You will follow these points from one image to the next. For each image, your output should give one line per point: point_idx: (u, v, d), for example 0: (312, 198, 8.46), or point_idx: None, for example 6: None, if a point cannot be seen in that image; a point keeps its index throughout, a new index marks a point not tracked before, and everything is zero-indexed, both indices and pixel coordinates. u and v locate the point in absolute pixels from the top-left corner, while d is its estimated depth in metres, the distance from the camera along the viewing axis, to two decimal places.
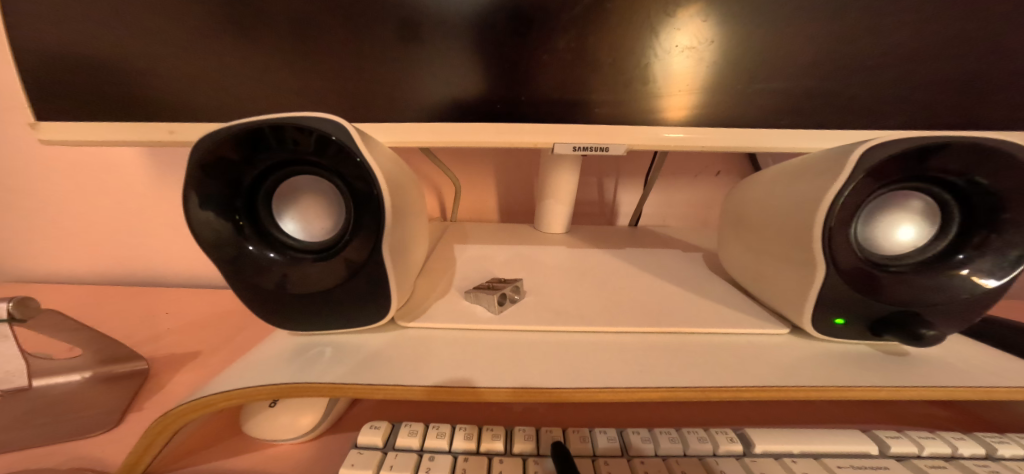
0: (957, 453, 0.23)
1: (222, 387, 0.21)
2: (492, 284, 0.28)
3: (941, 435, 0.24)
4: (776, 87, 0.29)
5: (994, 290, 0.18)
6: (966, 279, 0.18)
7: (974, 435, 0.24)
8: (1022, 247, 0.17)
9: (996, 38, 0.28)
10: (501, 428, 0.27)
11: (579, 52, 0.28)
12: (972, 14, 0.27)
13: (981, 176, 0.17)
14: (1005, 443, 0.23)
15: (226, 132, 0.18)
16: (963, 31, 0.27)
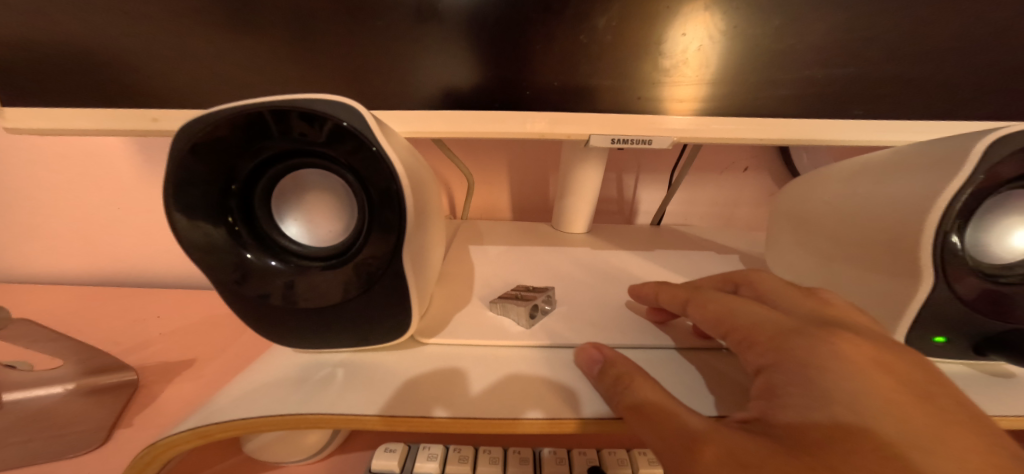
0: None
1: (223, 411, 0.18)
2: (520, 293, 0.25)
3: None
4: (845, 74, 0.26)
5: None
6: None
7: None
8: None
9: None
10: (529, 450, 0.24)
11: (619, 33, 0.25)
12: None
13: None
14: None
15: (220, 115, 0.15)
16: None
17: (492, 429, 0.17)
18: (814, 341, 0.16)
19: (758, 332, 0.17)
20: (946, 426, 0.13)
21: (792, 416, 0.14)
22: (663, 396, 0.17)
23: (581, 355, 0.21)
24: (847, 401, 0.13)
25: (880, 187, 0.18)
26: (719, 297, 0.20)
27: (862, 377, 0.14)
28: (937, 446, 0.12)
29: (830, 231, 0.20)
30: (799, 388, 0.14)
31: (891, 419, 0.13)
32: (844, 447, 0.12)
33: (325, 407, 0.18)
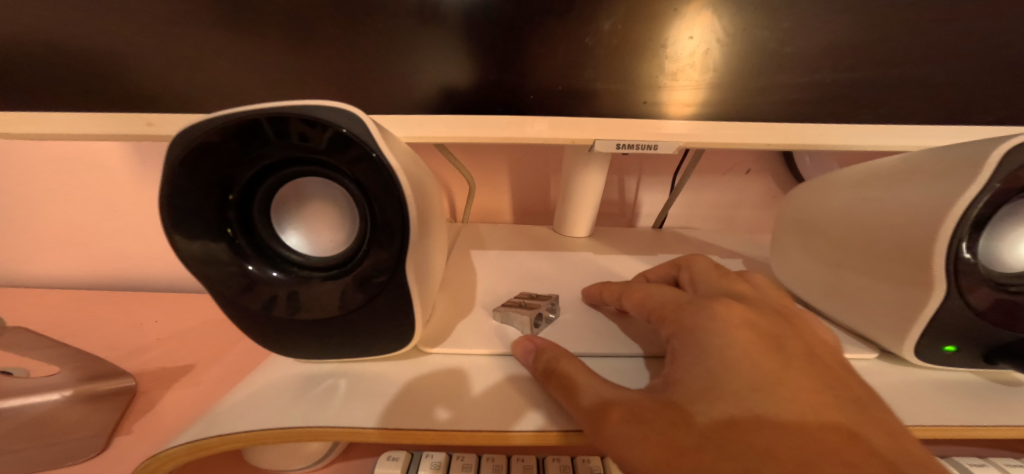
0: None
1: (224, 423, 0.18)
2: (524, 301, 0.25)
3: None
4: (851, 78, 0.26)
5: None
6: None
7: None
8: None
9: None
10: (532, 458, 0.24)
11: (625, 36, 0.25)
12: None
13: None
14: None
15: (216, 123, 0.14)
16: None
17: (499, 441, 0.17)
18: (704, 314, 0.18)
19: (667, 308, 0.21)
20: (800, 369, 0.16)
21: (686, 374, 0.16)
22: (587, 374, 0.18)
23: (517, 349, 0.21)
24: (720, 354, 0.16)
25: (891, 195, 0.18)
26: (642, 287, 0.23)
27: (737, 335, 0.17)
28: (785, 383, 0.15)
29: (838, 238, 0.20)
30: (690, 350, 0.17)
31: (751, 363, 0.16)
32: (717, 391, 0.15)
33: (329, 418, 0.18)
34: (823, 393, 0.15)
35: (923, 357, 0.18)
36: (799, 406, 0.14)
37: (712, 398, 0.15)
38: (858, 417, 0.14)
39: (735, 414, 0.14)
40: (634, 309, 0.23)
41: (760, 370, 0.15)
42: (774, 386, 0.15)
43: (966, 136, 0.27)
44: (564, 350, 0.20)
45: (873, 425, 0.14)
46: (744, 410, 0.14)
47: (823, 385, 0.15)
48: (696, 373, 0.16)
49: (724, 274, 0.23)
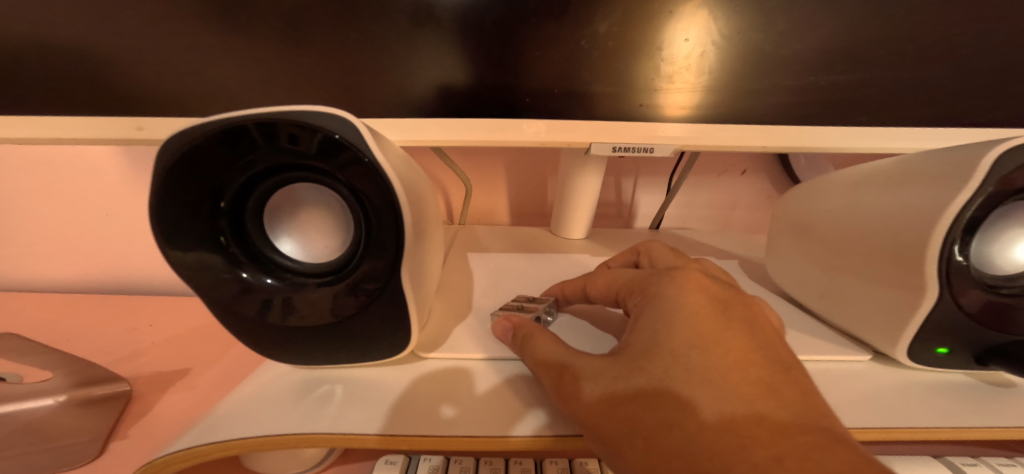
0: None
1: (219, 430, 0.18)
2: (522, 305, 0.25)
3: None
4: (844, 81, 0.26)
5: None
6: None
7: None
8: None
9: None
10: (530, 461, 0.24)
11: (621, 38, 0.25)
12: None
13: None
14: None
15: (204, 129, 0.14)
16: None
17: (499, 447, 0.17)
18: (666, 282, 0.19)
19: (632, 284, 0.21)
20: (741, 331, 0.17)
21: (637, 339, 0.17)
22: (557, 342, 0.19)
23: (496, 328, 0.22)
24: (669, 318, 0.17)
25: (885, 198, 0.18)
26: (604, 271, 0.24)
27: (691, 300, 0.18)
28: (722, 342, 0.16)
29: (833, 242, 0.20)
30: (645, 316, 0.18)
31: (696, 325, 0.16)
32: (658, 353, 0.16)
33: (327, 425, 0.18)
34: (755, 353, 0.16)
35: (916, 359, 0.18)
36: (729, 363, 0.15)
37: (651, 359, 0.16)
38: (780, 373, 0.15)
39: (669, 372, 0.15)
40: (598, 293, 0.23)
41: (703, 332, 0.16)
42: (711, 346, 0.16)
43: (959, 138, 0.27)
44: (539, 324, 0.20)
45: (789, 384, 0.15)
46: (675, 369, 0.15)
47: (759, 344, 0.16)
48: (644, 337, 0.17)
49: (675, 256, 0.24)
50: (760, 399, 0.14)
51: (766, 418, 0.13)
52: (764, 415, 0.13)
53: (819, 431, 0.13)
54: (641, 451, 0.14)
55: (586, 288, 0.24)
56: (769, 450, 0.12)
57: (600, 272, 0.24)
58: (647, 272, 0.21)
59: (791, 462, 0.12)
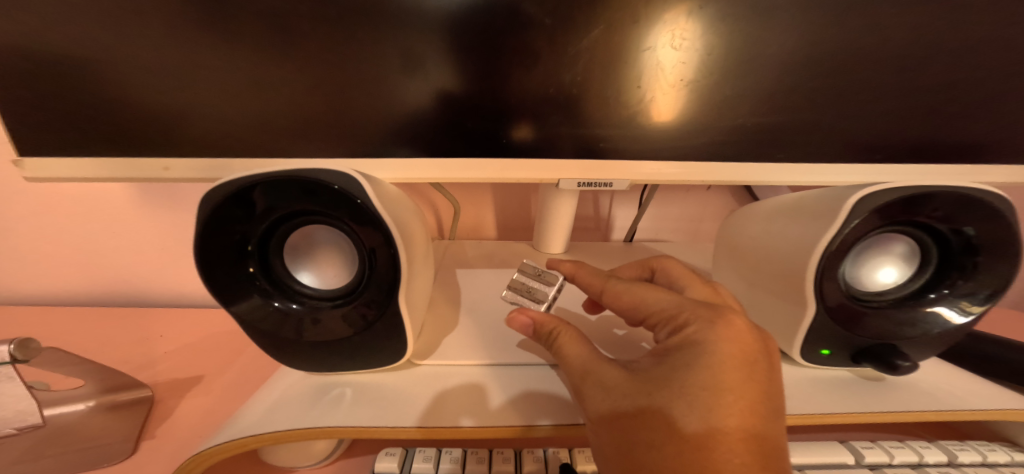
0: (956, 460, 0.24)
1: (252, 426, 0.22)
2: (530, 288, 0.30)
3: (940, 444, 0.25)
4: (771, 121, 0.31)
5: (959, 326, 0.20)
6: (937, 315, 0.21)
7: (967, 443, 0.25)
8: (988, 288, 0.20)
9: (968, 75, 0.29)
10: (511, 451, 0.28)
11: (585, 86, 0.29)
12: (951, 55, 0.29)
13: (966, 227, 0.19)
14: (993, 450, 0.24)
15: (229, 189, 0.18)
16: (940, 69, 0.29)
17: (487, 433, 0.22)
18: (708, 323, 0.19)
19: (664, 318, 0.21)
20: (764, 383, 0.18)
21: (659, 370, 0.19)
22: (579, 344, 0.23)
23: (515, 323, 0.25)
24: (698, 361, 0.18)
25: (785, 229, 0.22)
26: (628, 287, 0.24)
27: (730, 351, 0.18)
28: (737, 391, 0.17)
29: (751, 263, 0.24)
30: (675, 349, 0.19)
31: (723, 373, 0.18)
32: (669, 387, 0.18)
33: (342, 419, 0.22)
34: (764, 404, 0.17)
35: (808, 359, 0.22)
36: (734, 411, 0.17)
37: (664, 391, 0.18)
38: (775, 423, 0.17)
39: (672, 403, 0.17)
40: (619, 310, 0.24)
41: (724, 378, 0.17)
42: (725, 394, 0.17)
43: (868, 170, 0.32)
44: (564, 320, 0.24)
45: (775, 435, 0.17)
46: (681, 403, 0.17)
47: (773, 396, 0.18)
48: (664, 370, 0.19)
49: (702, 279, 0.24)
50: (745, 447, 0.16)
51: (741, 463, 0.16)
52: (737, 460, 0.16)
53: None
54: (625, 450, 0.18)
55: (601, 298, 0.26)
56: None
57: (623, 286, 0.24)
58: (689, 301, 0.21)
59: None
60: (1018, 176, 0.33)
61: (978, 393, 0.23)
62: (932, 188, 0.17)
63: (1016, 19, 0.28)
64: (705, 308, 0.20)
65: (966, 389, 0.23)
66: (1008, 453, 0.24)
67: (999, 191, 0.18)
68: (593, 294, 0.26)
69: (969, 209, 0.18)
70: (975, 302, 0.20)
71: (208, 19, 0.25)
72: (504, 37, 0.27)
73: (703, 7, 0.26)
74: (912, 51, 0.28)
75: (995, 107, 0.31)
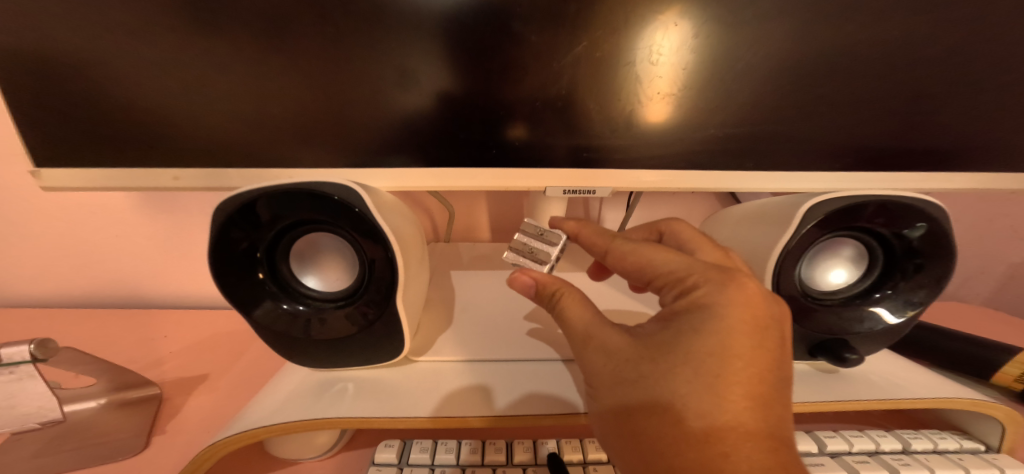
0: (909, 447, 0.26)
1: (263, 418, 0.24)
2: (532, 248, 0.30)
3: (896, 433, 0.27)
4: (744, 132, 0.33)
5: (894, 327, 0.23)
6: (877, 317, 0.23)
7: (921, 431, 0.27)
8: (927, 288, 0.22)
9: (924, 89, 0.32)
10: (502, 442, 0.30)
11: (570, 100, 0.31)
12: (907, 71, 0.31)
13: (908, 233, 0.21)
14: (944, 438, 0.26)
15: (243, 198, 0.20)
16: (897, 84, 0.31)
17: (480, 422, 0.24)
18: (719, 286, 0.20)
19: (672, 281, 0.22)
20: (771, 350, 0.20)
21: (668, 336, 0.21)
22: (581, 305, 0.25)
23: (517, 283, 0.27)
24: (707, 327, 0.19)
25: (750, 234, 0.24)
26: (635, 248, 0.25)
27: (739, 315, 0.19)
28: (745, 358, 0.19)
29: None
30: (683, 313, 0.20)
31: (732, 340, 0.19)
32: (676, 352, 0.20)
33: (345, 411, 0.24)
34: (769, 372, 0.19)
35: None
36: (741, 379, 0.19)
37: (671, 356, 0.20)
38: (778, 390, 0.19)
39: (679, 368, 0.19)
40: (626, 270, 0.26)
41: (732, 346, 0.19)
42: (733, 361, 0.19)
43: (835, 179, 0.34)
44: (567, 282, 0.26)
45: (776, 399, 0.19)
46: (689, 368, 0.19)
47: (779, 364, 0.20)
48: (672, 335, 0.20)
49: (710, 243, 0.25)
50: (748, 412, 0.18)
51: (742, 427, 0.18)
52: (739, 423, 0.18)
53: (778, 445, 0.18)
54: (627, 410, 0.20)
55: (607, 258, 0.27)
56: (723, 448, 0.17)
57: (629, 248, 0.26)
58: (697, 264, 0.22)
59: (734, 460, 0.17)
60: (979, 182, 0.35)
61: (927, 385, 0.25)
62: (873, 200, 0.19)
63: (969, 36, 0.30)
64: (715, 270, 0.21)
65: (915, 382, 0.25)
66: (957, 440, 0.26)
67: (935, 199, 0.20)
68: (598, 255, 0.28)
69: (910, 217, 0.21)
70: (913, 303, 0.23)
71: (216, 40, 0.27)
72: (492, 52, 0.29)
73: (678, 25, 0.28)
74: (870, 68, 0.31)
75: (954, 117, 0.33)
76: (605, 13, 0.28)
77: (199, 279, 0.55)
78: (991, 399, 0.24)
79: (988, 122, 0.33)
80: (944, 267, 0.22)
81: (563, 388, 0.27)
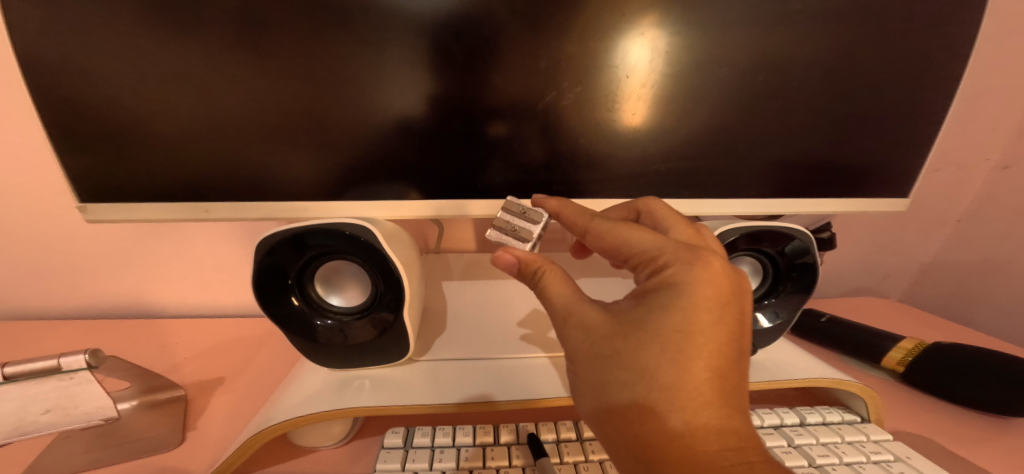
0: (805, 420, 0.33)
1: (296, 411, 0.30)
2: (515, 226, 0.34)
3: (796, 410, 0.34)
4: (685, 166, 0.40)
5: (767, 328, 0.32)
6: (766, 317, 0.32)
7: (817, 408, 0.35)
8: (799, 292, 0.32)
9: (823, 131, 0.40)
10: (490, 425, 0.36)
11: (542, 141, 0.38)
12: (808, 117, 0.39)
13: (784, 250, 0.30)
14: (831, 413, 0.34)
15: (279, 237, 0.26)
16: (802, 126, 0.39)
17: (471, 406, 0.30)
18: (687, 266, 0.24)
19: (647, 260, 0.27)
20: (730, 324, 0.24)
21: (642, 313, 0.24)
22: (563, 282, 0.28)
23: (500, 262, 0.30)
24: (675, 305, 0.23)
25: None
26: (613, 228, 0.29)
27: (703, 294, 0.23)
28: (706, 333, 0.23)
29: None
30: (656, 292, 0.24)
31: (694, 318, 0.23)
32: (648, 329, 0.23)
33: (362, 402, 0.30)
34: (728, 346, 0.23)
35: None
36: (702, 353, 0.22)
37: (643, 333, 0.23)
38: (735, 362, 0.23)
39: (649, 344, 0.23)
40: (606, 248, 0.30)
41: (695, 322, 0.23)
42: (694, 337, 0.22)
43: (761, 202, 0.41)
44: (547, 259, 0.29)
45: (733, 369, 0.23)
46: (657, 345, 0.23)
47: (737, 338, 0.23)
48: (645, 313, 0.24)
49: (685, 221, 0.30)
50: (708, 381, 0.22)
51: (701, 396, 0.22)
52: (699, 392, 0.22)
53: (730, 410, 0.22)
54: (605, 384, 0.24)
55: (587, 236, 0.31)
56: (685, 416, 0.22)
57: (607, 228, 0.30)
58: (666, 245, 0.26)
59: (694, 424, 0.21)
60: (877, 203, 0.43)
61: (809, 370, 0.33)
62: (763, 226, 0.29)
63: (854, 88, 0.38)
64: (683, 250, 0.25)
65: (806, 369, 0.33)
66: (840, 414, 0.34)
67: (800, 227, 0.29)
68: (580, 234, 0.32)
69: (784, 240, 0.30)
70: (780, 315, 0.32)
71: (249, 98, 0.32)
72: (476, 103, 0.35)
73: (630, 78, 0.35)
74: (780, 115, 0.38)
75: (851, 151, 0.41)
76: (571, 70, 0.35)
77: (205, 290, 0.59)
78: (852, 379, 0.33)
79: (878, 156, 0.42)
80: (810, 276, 0.31)
81: (541, 382, 0.33)
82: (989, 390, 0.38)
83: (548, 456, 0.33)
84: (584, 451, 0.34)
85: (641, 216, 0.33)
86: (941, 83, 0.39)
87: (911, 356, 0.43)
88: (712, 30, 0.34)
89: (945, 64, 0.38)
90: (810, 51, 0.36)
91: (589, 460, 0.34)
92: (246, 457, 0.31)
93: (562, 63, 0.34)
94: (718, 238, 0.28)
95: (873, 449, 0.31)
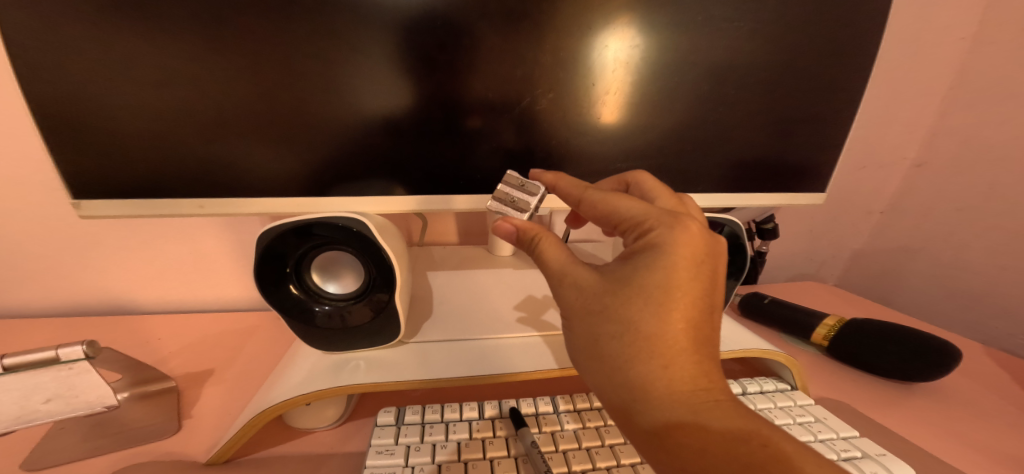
0: (746, 390, 0.39)
1: (296, 390, 0.32)
2: (514, 198, 0.37)
3: (739, 381, 0.39)
4: (646, 165, 0.44)
5: None
6: None
7: (755, 379, 0.40)
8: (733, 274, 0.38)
9: (763, 134, 0.45)
10: (475, 402, 0.40)
11: (518, 141, 0.41)
12: (749, 123, 0.44)
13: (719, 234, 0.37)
14: (767, 382, 0.40)
15: (279, 229, 0.28)
16: (744, 133, 0.45)
17: (456, 381, 0.34)
18: (669, 229, 0.28)
19: (635, 225, 0.30)
20: (705, 280, 0.27)
21: (629, 272, 0.28)
22: (559, 249, 0.32)
23: (500, 230, 0.34)
24: (658, 264, 0.27)
25: None
26: (605, 199, 0.33)
27: (682, 254, 0.27)
28: (683, 289, 0.26)
29: None
30: (642, 253, 0.28)
31: (674, 274, 0.26)
32: (634, 285, 0.27)
33: (358, 380, 0.33)
34: (701, 299, 0.26)
35: None
36: (679, 306, 0.26)
37: (630, 289, 0.27)
38: (707, 314, 0.27)
39: (635, 299, 0.27)
40: (598, 215, 0.34)
41: (674, 278, 0.26)
42: (672, 292, 0.26)
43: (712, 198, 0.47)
44: (543, 228, 0.34)
45: (706, 320, 0.27)
46: (642, 300, 0.26)
47: (709, 292, 0.27)
48: (631, 272, 0.28)
49: (668, 192, 0.34)
50: (683, 330, 0.26)
51: (677, 342, 0.26)
52: (676, 339, 0.26)
53: (702, 357, 0.26)
54: (596, 335, 0.28)
55: (583, 206, 0.35)
56: (663, 361, 0.25)
57: (597, 199, 0.34)
58: (651, 212, 0.30)
59: (671, 366, 0.25)
60: (809, 197, 0.49)
61: (744, 342, 0.38)
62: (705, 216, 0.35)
63: (786, 97, 0.43)
64: (666, 216, 0.29)
65: (742, 343, 0.38)
66: (774, 383, 0.40)
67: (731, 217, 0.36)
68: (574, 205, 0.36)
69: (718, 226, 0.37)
70: None
71: (242, 100, 0.34)
72: (459, 105, 0.39)
73: (596, 86, 0.40)
74: (726, 121, 0.43)
75: (784, 152, 0.47)
76: (543, 78, 0.38)
77: (188, 286, 0.60)
78: (778, 349, 0.38)
79: (808, 157, 0.48)
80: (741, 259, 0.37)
81: (520, 359, 0.37)
82: (897, 357, 0.45)
83: (528, 426, 0.37)
84: (559, 422, 0.39)
85: (630, 188, 0.37)
86: (856, 93, 0.45)
87: (833, 330, 0.50)
88: (664, 44, 0.39)
89: (859, 78, 0.44)
90: (749, 66, 0.41)
91: (564, 429, 0.38)
92: (249, 436, 0.33)
93: (535, 71, 0.38)
94: (698, 206, 0.33)
95: (798, 412, 0.37)
